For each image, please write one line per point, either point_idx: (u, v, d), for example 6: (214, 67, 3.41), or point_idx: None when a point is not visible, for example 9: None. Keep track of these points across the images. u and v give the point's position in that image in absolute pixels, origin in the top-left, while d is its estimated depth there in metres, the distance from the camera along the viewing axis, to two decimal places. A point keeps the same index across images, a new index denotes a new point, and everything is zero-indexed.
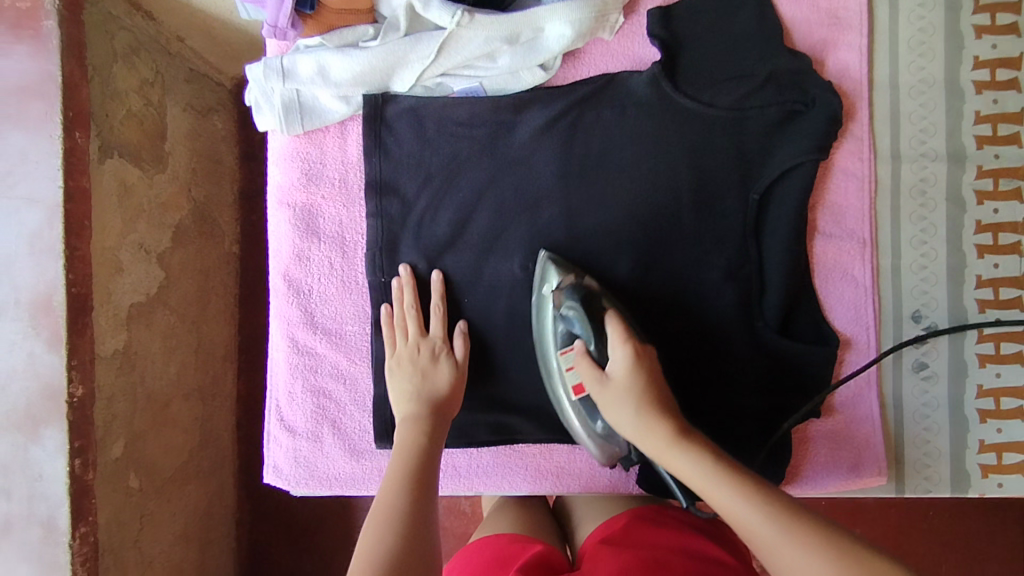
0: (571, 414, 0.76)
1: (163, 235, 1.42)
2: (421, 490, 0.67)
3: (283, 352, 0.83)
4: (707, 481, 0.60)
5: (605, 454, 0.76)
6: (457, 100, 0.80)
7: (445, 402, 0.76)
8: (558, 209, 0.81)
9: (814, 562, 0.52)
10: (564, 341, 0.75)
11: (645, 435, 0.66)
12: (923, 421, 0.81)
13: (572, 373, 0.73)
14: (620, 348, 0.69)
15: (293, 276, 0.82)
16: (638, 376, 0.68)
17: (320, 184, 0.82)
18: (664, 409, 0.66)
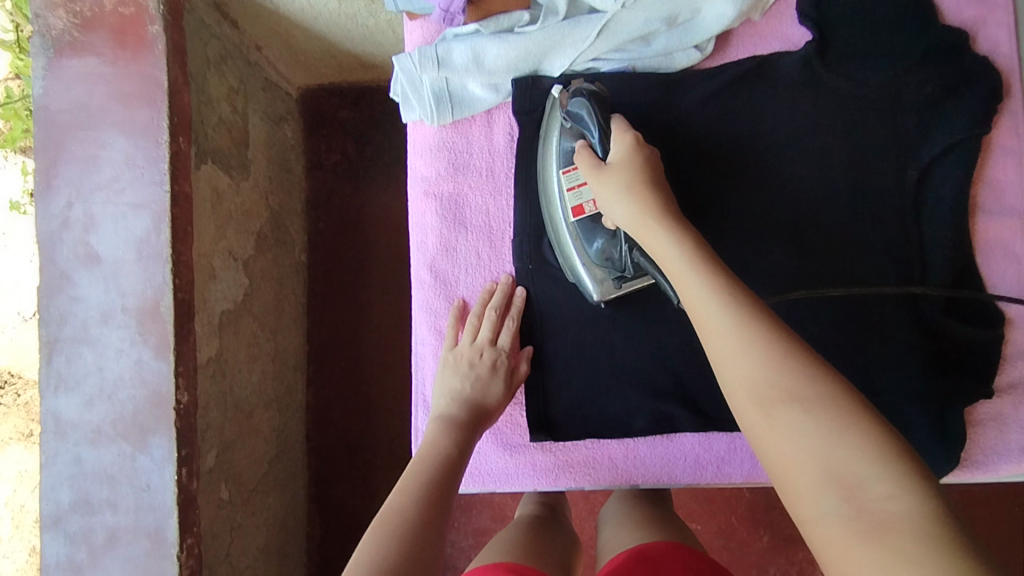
0: (570, 248, 0.76)
1: (247, 241, 1.41)
2: (436, 494, 0.66)
3: (430, 345, 0.81)
4: (683, 271, 0.59)
5: (601, 291, 0.75)
6: (608, 84, 0.79)
7: (487, 415, 0.76)
8: (712, 190, 0.79)
9: (753, 360, 0.51)
10: (566, 157, 0.75)
11: (632, 210, 0.66)
12: None
13: (576, 194, 0.74)
14: (619, 142, 0.70)
15: (440, 267, 0.81)
16: (636, 158, 0.69)
17: (467, 173, 0.81)
18: (653, 190, 0.66)
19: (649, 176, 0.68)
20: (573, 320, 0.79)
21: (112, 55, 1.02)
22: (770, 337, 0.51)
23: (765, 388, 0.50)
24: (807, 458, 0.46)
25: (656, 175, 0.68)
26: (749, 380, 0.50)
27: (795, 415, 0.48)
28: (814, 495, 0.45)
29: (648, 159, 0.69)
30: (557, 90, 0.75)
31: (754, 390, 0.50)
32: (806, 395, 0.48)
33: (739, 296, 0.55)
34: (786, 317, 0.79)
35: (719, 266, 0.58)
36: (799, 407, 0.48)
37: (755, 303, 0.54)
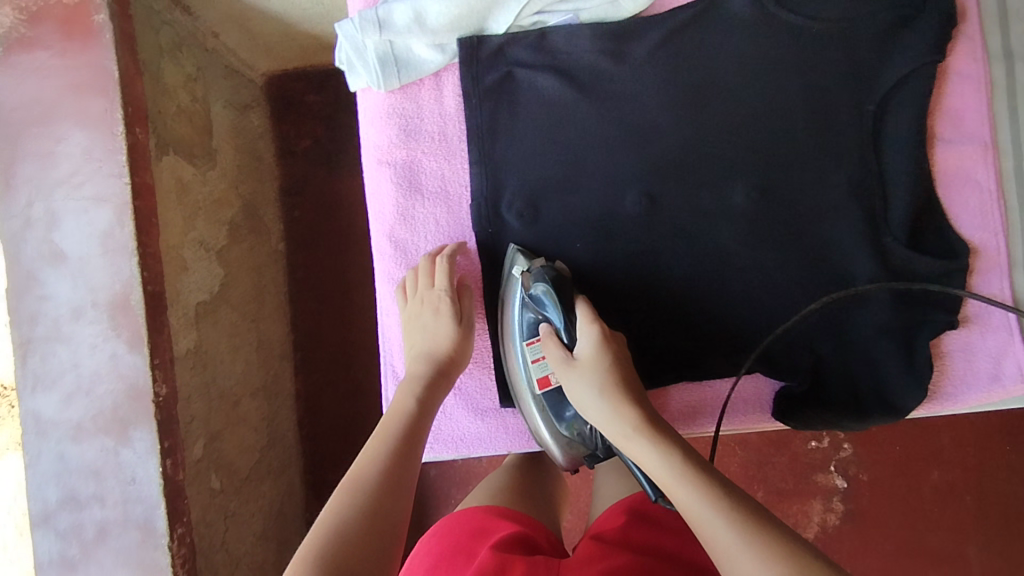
0: (539, 423, 0.78)
1: (219, 232, 1.40)
2: (396, 466, 0.65)
3: (394, 315, 0.80)
4: (668, 482, 0.60)
5: (568, 457, 0.79)
6: (556, 38, 0.78)
7: (450, 358, 0.75)
8: (667, 141, 0.79)
9: (752, 562, 0.51)
10: (529, 328, 0.77)
11: (612, 419, 0.67)
12: None
13: (540, 367, 0.76)
14: (585, 334, 0.71)
15: (398, 237, 0.80)
16: (606, 355, 0.70)
17: (419, 139, 0.79)
18: (631, 398, 0.67)
19: (619, 371, 0.69)
20: None
21: (61, 48, 0.99)
22: (758, 536, 0.52)
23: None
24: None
25: (626, 369, 0.70)
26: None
27: None
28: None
29: (624, 361, 0.70)
30: (518, 272, 0.75)
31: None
32: None
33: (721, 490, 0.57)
34: (749, 261, 0.79)
35: (703, 468, 0.60)
36: None
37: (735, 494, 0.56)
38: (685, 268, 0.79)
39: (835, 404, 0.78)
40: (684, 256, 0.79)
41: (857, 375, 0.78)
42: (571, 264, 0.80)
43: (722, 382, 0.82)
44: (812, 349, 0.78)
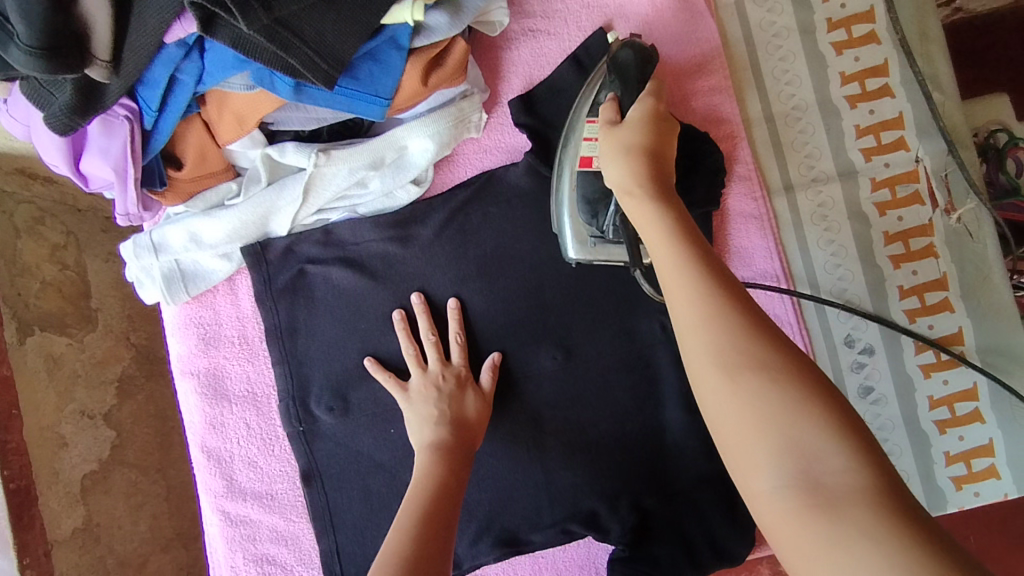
0: (564, 194, 0.71)
1: (106, 393, 1.00)
2: (435, 526, 0.59)
3: (216, 526, 0.79)
4: (650, 234, 0.52)
5: (577, 252, 0.72)
6: (341, 232, 0.78)
7: (471, 430, 0.72)
8: (470, 313, 0.79)
9: (708, 336, 0.44)
10: (593, 106, 0.69)
11: (625, 173, 0.56)
12: (882, 446, 0.79)
13: (590, 145, 0.68)
14: (639, 104, 0.62)
15: (210, 447, 0.79)
16: (651, 129, 0.59)
17: (219, 345, 0.79)
18: (654, 159, 0.57)
19: (659, 149, 0.58)
20: (355, 472, 0.78)
21: None
22: (724, 302, 0.45)
23: (730, 353, 0.43)
24: (755, 432, 0.41)
25: (666, 155, 0.59)
26: (702, 356, 0.44)
27: (757, 380, 0.42)
28: (770, 471, 0.40)
29: (661, 133, 0.60)
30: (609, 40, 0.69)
31: (717, 352, 0.44)
32: (772, 362, 0.42)
33: (708, 263, 0.48)
34: (564, 422, 0.78)
35: (694, 239, 0.50)
36: (763, 372, 0.42)
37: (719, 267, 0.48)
38: (502, 437, 0.78)
39: (665, 562, 0.75)
40: (501, 425, 0.78)
41: (686, 524, 0.77)
42: (387, 451, 0.78)
43: (555, 550, 0.80)
44: (635, 506, 0.77)
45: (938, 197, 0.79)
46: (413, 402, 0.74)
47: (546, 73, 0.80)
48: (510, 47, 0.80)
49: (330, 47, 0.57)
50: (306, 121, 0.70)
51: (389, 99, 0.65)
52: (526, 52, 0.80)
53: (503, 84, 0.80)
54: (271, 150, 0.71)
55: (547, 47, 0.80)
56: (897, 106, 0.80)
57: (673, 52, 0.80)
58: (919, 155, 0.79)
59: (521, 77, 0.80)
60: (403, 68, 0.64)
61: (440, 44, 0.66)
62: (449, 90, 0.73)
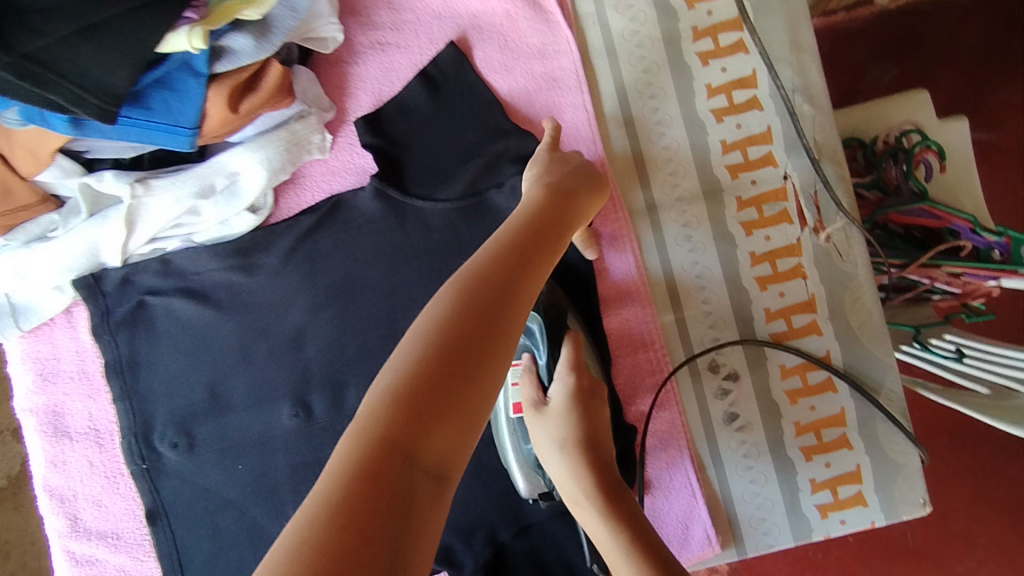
0: (507, 444, 0.70)
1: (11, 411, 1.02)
2: (524, 265, 0.46)
3: (60, 568, 0.76)
4: (606, 542, 0.52)
5: (530, 491, 0.70)
6: (180, 261, 0.75)
7: (580, 192, 0.58)
8: (321, 342, 0.75)
9: None
10: (516, 353, 0.69)
11: (569, 479, 0.56)
12: (747, 474, 0.76)
13: (515, 390, 0.67)
14: (560, 383, 0.62)
15: (53, 485, 0.76)
16: (576, 410, 0.60)
17: (58, 380, 0.76)
18: (594, 456, 0.57)
19: (590, 435, 0.58)
20: (200, 509, 0.75)
21: None
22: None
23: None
24: None
25: (599, 436, 0.59)
26: None
27: None
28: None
29: (593, 416, 0.60)
30: None
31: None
32: None
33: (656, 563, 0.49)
34: None
35: (654, 545, 0.50)
36: None
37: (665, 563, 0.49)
38: None
39: None
40: None
41: (545, 559, 0.75)
42: (233, 488, 0.75)
43: None
44: (491, 538, 0.75)
45: (806, 216, 0.76)
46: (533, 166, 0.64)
47: (396, 89, 0.77)
48: (356, 62, 0.77)
49: (99, 79, 0.52)
50: (122, 150, 0.67)
51: (195, 128, 0.61)
52: (374, 67, 0.77)
53: (350, 101, 0.77)
54: (87, 179, 0.68)
55: (396, 61, 0.77)
56: (765, 120, 0.76)
57: (530, 65, 0.76)
58: (788, 172, 0.76)
59: (369, 94, 0.77)
60: (202, 96, 0.60)
61: (250, 68, 0.62)
62: (279, 113, 0.70)
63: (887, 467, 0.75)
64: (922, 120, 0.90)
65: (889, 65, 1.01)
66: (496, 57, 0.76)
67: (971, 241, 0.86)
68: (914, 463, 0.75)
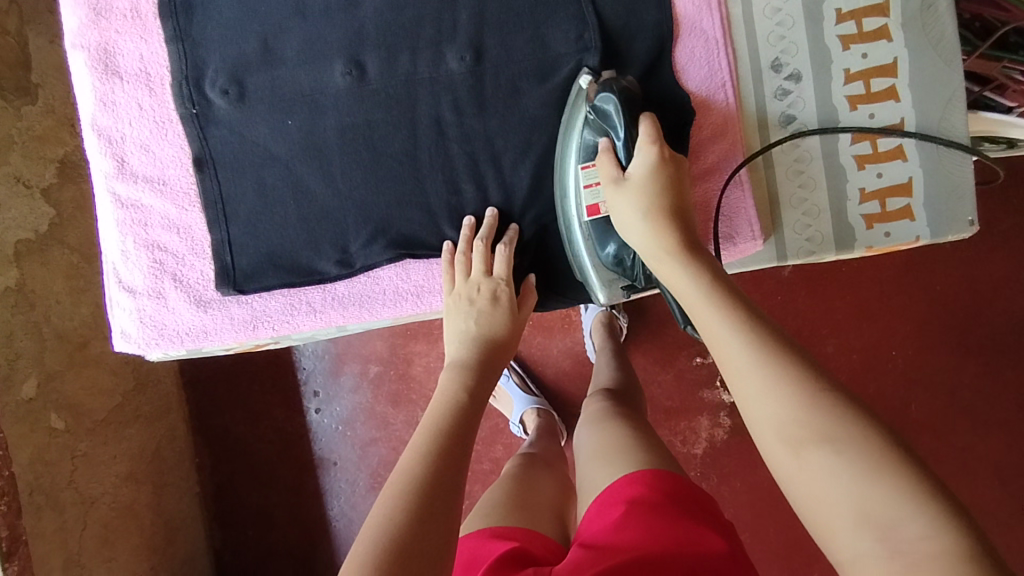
0: (582, 250, 0.73)
1: (46, 169, 0.98)
2: (452, 441, 0.58)
3: (106, 210, 0.76)
4: (690, 295, 0.56)
5: (608, 296, 0.75)
6: None
7: (499, 352, 0.72)
8: (381, 0, 0.74)
9: (784, 401, 0.46)
10: (587, 152, 0.70)
11: (649, 240, 0.62)
12: (796, 178, 0.75)
13: (592, 192, 0.69)
14: (642, 151, 0.64)
15: (102, 126, 0.75)
16: (659, 179, 0.64)
17: (111, 17, 0.75)
18: (671, 220, 0.62)
19: (673, 201, 0.63)
20: (245, 164, 0.75)
21: None
22: (771, 356, 0.48)
23: (789, 427, 0.45)
24: (768, 406, 0.46)
25: (680, 201, 0.64)
26: (771, 417, 0.46)
27: (764, 377, 0.47)
28: (843, 529, 0.42)
29: (674, 184, 0.64)
30: (584, 83, 0.70)
31: (784, 425, 0.45)
32: (781, 360, 0.47)
33: (735, 304, 0.53)
34: (470, 134, 0.75)
35: (733, 293, 0.54)
36: (769, 371, 0.47)
37: (741, 304, 0.53)
38: (402, 146, 0.75)
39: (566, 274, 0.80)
40: (403, 129, 0.75)
41: None
42: (284, 144, 0.75)
43: None
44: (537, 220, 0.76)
45: None
46: (456, 288, 0.74)
47: None
48: None
49: None
50: None
51: None
52: None
53: None
54: None
55: None
56: None
57: None
58: None
59: None
60: None
61: None
62: None
63: (940, 183, 0.74)
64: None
65: None
66: None
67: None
68: (968, 183, 0.74)
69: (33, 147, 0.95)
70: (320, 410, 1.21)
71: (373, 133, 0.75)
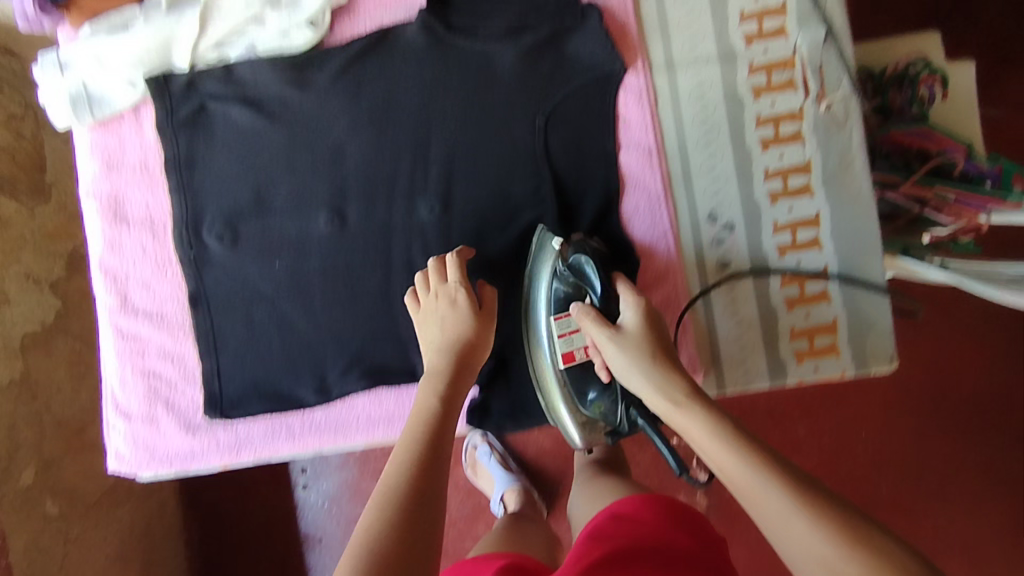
0: (560, 401, 0.78)
1: (54, 263, 1.06)
2: (427, 460, 0.60)
3: (108, 341, 0.84)
4: (703, 434, 0.59)
5: (588, 439, 0.80)
6: (241, 72, 0.82)
7: (468, 354, 0.72)
8: (362, 156, 0.83)
9: (812, 531, 0.49)
10: (557, 304, 0.76)
11: (657, 390, 0.64)
12: (733, 317, 0.83)
13: (567, 341, 0.75)
14: (631, 304, 0.69)
15: (108, 266, 0.84)
16: (653, 329, 0.68)
17: (122, 170, 0.84)
18: (672, 364, 0.66)
19: (665, 347, 0.67)
20: (237, 302, 0.83)
21: None
22: (805, 497, 0.51)
23: (832, 560, 0.47)
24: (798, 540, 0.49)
25: (670, 347, 0.68)
26: (801, 551, 0.49)
27: (790, 512, 0.50)
28: None
29: (661, 340, 0.68)
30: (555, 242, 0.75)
31: (817, 557, 0.48)
32: (803, 496, 0.51)
33: (750, 442, 0.57)
34: None
35: (744, 433, 0.58)
36: (793, 507, 0.51)
37: (757, 443, 0.57)
38: (378, 283, 0.83)
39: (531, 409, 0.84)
40: (378, 270, 0.83)
41: None
42: (270, 284, 0.83)
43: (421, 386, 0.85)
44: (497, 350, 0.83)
45: (811, 85, 0.82)
46: (421, 305, 0.76)
47: None
48: None
49: None
50: None
51: None
52: None
53: None
54: None
55: None
56: None
57: None
58: (797, 44, 0.82)
59: None
60: None
61: None
62: None
63: (862, 324, 0.82)
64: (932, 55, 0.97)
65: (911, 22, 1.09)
66: None
67: (965, 167, 0.90)
68: (887, 325, 0.82)
69: (43, 244, 1.03)
70: (306, 486, 1.25)
71: (352, 272, 0.83)
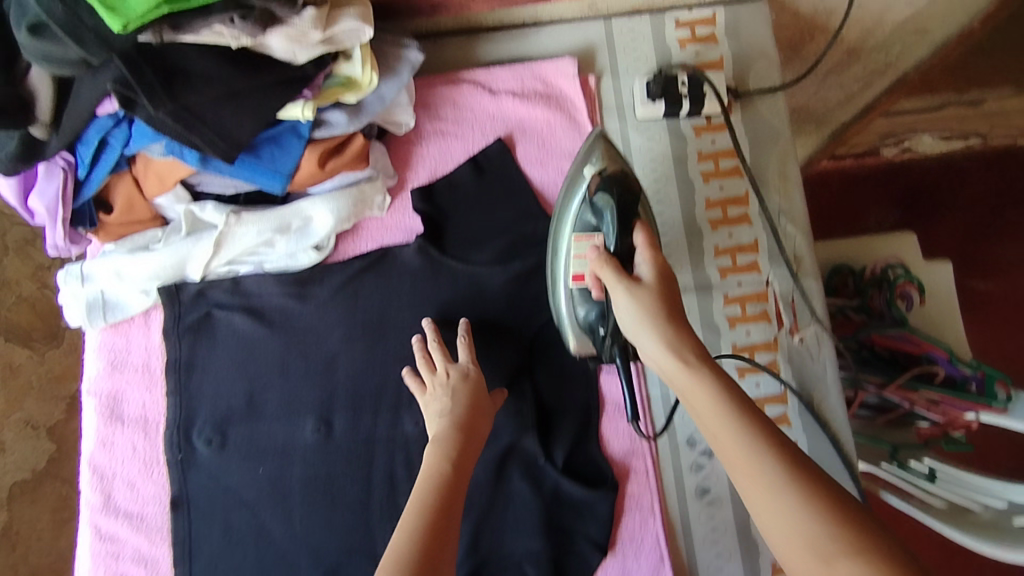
0: (563, 308, 0.77)
1: (55, 407, 1.12)
2: (436, 533, 0.63)
3: (86, 540, 0.85)
4: (715, 420, 0.56)
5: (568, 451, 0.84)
6: (248, 284, 0.88)
7: (478, 411, 0.74)
8: (353, 367, 0.86)
9: (806, 516, 0.48)
10: (581, 228, 0.74)
11: (668, 351, 0.61)
12: (713, 547, 0.83)
13: (580, 261, 0.74)
14: (648, 264, 0.68)
15: (97, 463, 0.86)
16: (665, 288, 0.66)
17: (125, 370, 0.88)
18: (682, 327, 0.63)
19: (674, 309, 0.64)
20: (219, 509, 0.84)
21: None
22: (801, 479, 0.50)
23: (824, 541, 0.47)
24: (796, 543, 0.48)
25: (682, 313, 0.65)
26: (792, 532, 0.48)
27: (789, 503, 0.49)
28: None
29: (674, 295, 0.66)
30: (589, 171, 0.73)
31: (811, 545, 0.47)
32: (807, 489, 0.50)
33: (757, 424, 0.55)
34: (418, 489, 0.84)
35: (756, 415, 0.56)
36: (793, 496, 0.49)
37: (771, 434, 0.54)
38: (357, 494, 0.84)
39: None
40: (358, 481, 0.84)
41: None
42: (252, 491, 0.84)
43: None
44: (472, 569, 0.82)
45: (784, 318, 0.87)
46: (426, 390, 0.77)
47: (447, 169, 0.91)
48: (420, 143, 0.92)
49: (230, 131, 0.69)
50: (225, 186, 0.83)
51: (287, 176, 0.78)
52: (433, 149, 0.92)
53: (410, 174, 0.91)
54: (193, 206, 0.83)
55: (453, 147, 0.92)
56: (753, 233, 0.89)
57: (560, 164, 0.91)
58: (769, 279, 0.87)
59: (426, 170, 0.91)
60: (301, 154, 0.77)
61: (339, 137, 0.80)
62: (352, 174, 0.85)
63: None
64: (907, 257, 0.96)
65: (898, 210, 1.11)
66: (534, 153, 0.91)
67: (947, 372, 0.87)
68: None
69: (48, 389, 1.11)
70: None
71: (332, 482, 0.84)
